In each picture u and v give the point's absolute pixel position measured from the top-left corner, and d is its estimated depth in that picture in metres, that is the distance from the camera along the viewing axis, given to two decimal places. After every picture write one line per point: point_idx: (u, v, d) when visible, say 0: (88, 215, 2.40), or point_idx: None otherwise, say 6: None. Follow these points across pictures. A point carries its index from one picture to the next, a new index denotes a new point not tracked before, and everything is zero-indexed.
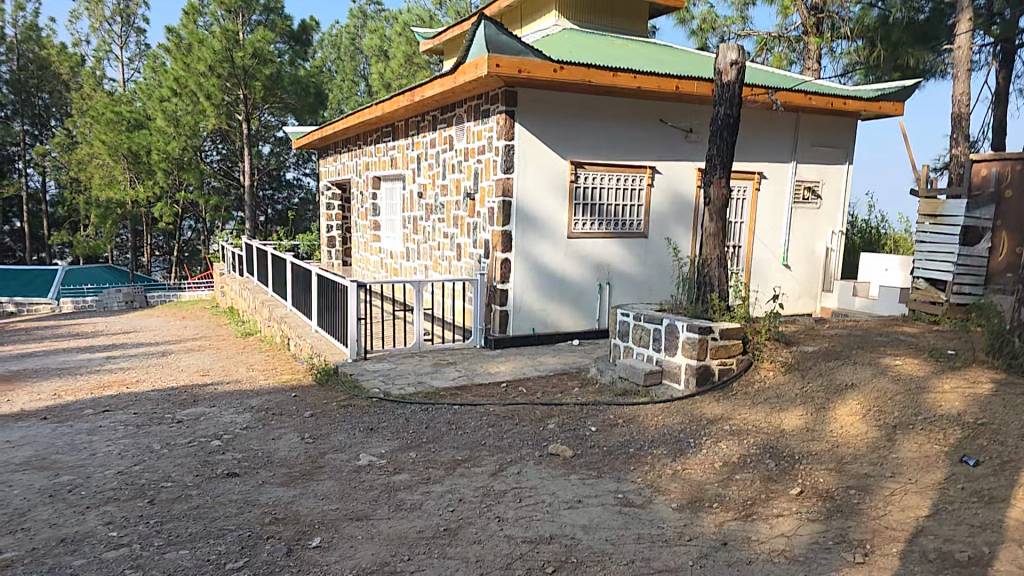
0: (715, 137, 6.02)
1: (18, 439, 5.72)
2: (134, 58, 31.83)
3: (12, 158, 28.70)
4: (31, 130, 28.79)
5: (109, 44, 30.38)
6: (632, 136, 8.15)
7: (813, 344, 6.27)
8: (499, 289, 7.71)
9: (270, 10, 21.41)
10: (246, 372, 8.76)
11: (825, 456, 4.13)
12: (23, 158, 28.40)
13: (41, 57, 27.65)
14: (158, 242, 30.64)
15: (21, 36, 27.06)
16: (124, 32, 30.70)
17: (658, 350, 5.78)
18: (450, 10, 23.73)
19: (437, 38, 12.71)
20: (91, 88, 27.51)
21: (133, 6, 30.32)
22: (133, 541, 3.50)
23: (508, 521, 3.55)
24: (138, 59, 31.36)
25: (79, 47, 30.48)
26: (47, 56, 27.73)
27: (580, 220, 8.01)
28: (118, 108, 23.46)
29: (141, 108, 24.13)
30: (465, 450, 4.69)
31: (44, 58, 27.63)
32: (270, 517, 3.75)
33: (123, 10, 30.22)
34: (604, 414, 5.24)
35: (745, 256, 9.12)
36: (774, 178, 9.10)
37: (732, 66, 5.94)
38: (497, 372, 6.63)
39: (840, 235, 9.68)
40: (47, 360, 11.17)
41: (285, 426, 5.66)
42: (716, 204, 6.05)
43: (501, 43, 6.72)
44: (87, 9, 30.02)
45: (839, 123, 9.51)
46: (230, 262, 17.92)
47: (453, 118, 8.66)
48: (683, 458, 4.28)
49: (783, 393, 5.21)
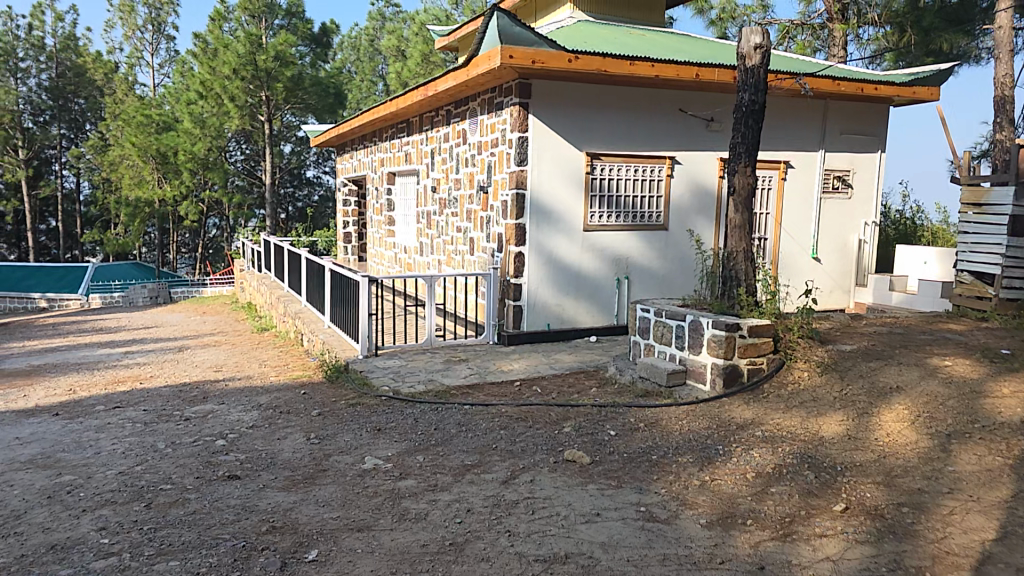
0: (739, 124, 5.66)
1: (25, 436, 5.50)
2: (164, 64, 32.03)
3: (49, 160, 29.02)
4: (67, 134, 28.94)
5: (140, 52, 30.62)
6: (651, 125, 7.77)
7: (851, 342, 5.87)
8: (513, 283, 7.41)
9: (291, 14, 21.46)
10: (258, 368, 8.50)
11: (870, 468, 3.76)
12: (58, 161, 28.73)
13: (78, 65, 27.96)
14: (183, 239, 30.78)
15: (59, 45, 27.51)
16: (156, 40, 30.77)
17: (682, 348, 5.41)
18: (466, 9, 23.38)
19: (452, 35, 12.43)
20: (125, 92, 27.59)
21: (164, 15, 30.40)
22: (123, 550, 3.21)
23: (520, 536, 3.23)
24: (168, 65, 31.59)
25: (112, 55, 30.81)
26: (83, 63, 28.01)
27: (596, 213, 7.66)
28: (148, 111, 23.49)
29: (169, 112, 24.07)
30: (474, 454, 4.39)
31: (80, 66, 27.90)
32: (268, 525, 3.47)
33: (154, 18, 30.30)
34: (624, 417, 4.90)
35: (772, 248, 8.69)
36: (801, 167, 8.69)
37: (756, 50, 5.56)
38: (511, 371, 6.30)
39: (873, 227, 9.21)
40: (68, 355, 11.05)
41: (292, 426, 5.38)
42: (741, 194, 5.67)
43: (514, 34, 6.40)
44: (121, 17, 30.17)
45: (869, 110, 9.04)
46: (250, 258, 17.84)
47: (466, 112, 8.35)
48: (711, 468, 3.93)
49: (820, 397, 4.84)
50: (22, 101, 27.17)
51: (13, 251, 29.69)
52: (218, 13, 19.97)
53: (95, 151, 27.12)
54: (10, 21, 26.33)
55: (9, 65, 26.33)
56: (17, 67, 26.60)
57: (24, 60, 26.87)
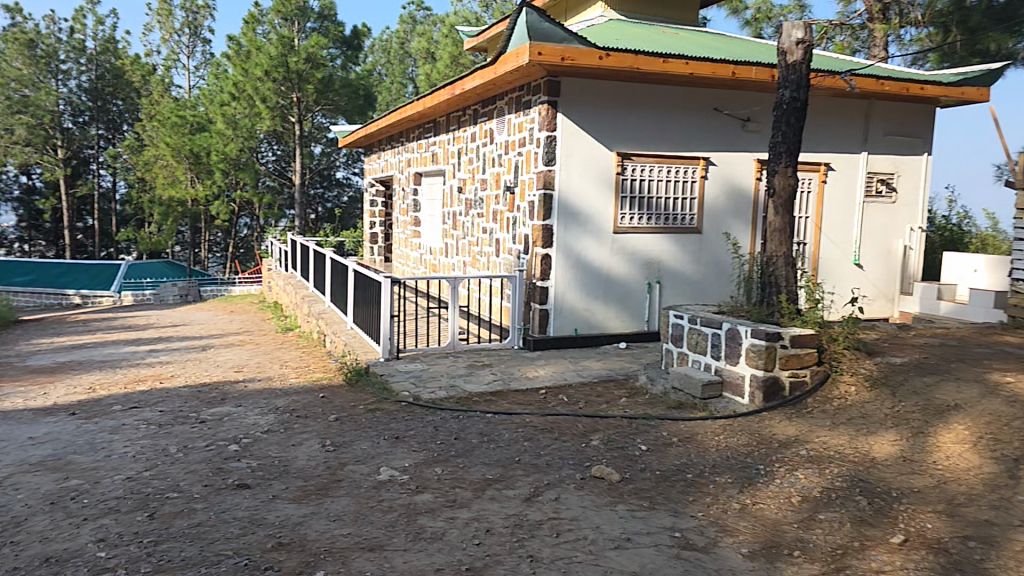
0: (779, 123, 5.33)
1: (39, 436, 5.39)
2: (200, 66, 32.46)
3: (86, 159, 29.50)
4: (105, 134, 29.44)
5: (176, 54, 31.06)
6: (684, 125, 7.46)
7: (901, 355, 5.49)
8: (539, 286, 7.15)
9: (322, 17, 21.69)
10: (279, 369, 8.34)
11: (931, 495, 3.42)
12: (95, 160, 29.22)
13: (117, 67, 28.45)
14: (215, 238, 31.09)
15: (99, 48, 28.05)
16: (192, 43, 31.15)
17: (718, 357, 5.08)
18: (496, 11, 23.27)
19: (480, 35, 12.17)
20: (162, 93, 27.89)
21: (201, 17, 30.75)
22: (120, 565, 3.03)
23: (542, 562, 2.96)
24: (204, 67, 31.98)
25: (150, 57, 31.34)
26: (122, 66, 28.51)
27: (627, 215, 7.37)
28: (182, 112, 23.74)
29: (203, 113, 24.32)
30: (496, 467, 4.14)
31: (118, 68, 28.42)
32: (274, 542, 3.25)
33: (190, 21, 30.68)
34: (656, 430, 4.60)
35: (812, 254, 8.28)
36: (842, 170, 8.29)
37: (798, 46, 5.24)
38: (535, 378, 6.03)
39: (920, 233, 8.74)
40: (94, 352, 11.02)
41: (309, 431, 5.19)
42: (781, 196, 5.33)
43: (543, 30, 6.14)
44: (159, 21, 30.61)
45: (914, 111, 8.62)
46: (278, 258, 17.87)
47: (494, 111, 8.11)
48: (752, 490, 3.62)
49: (869, 414, 4.50)
50: (62, 102, 27.73)
51: (50, 248, 30.19)
52: (252, 15, 20.12)
53: (131, 151, 27.52)
54: (52, 24, 26.87)
55: (49, 67, 26.90)
56: (58, 69, 27.16)
57: (65, 62, 27.46)
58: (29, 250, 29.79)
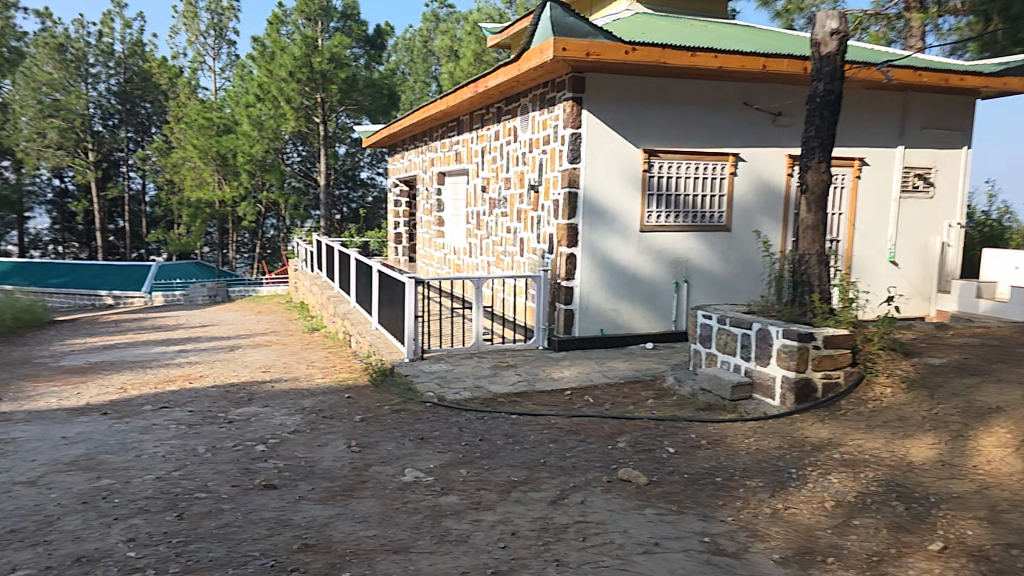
0: (812, 116, 5.21)
1: (72, 435, 5.48)
2: (225, 68, 32.92)
3: (117, 162, 30.07)
4: (134, 137, 30.00)
5: (202, 56, 31.54)
6: (712, 121, 7.35)
7: (940, 356, 5.33)
8: (564, 286, 7.10)
9: (346, 17, 21.87)
10: (306, 369, 8.40)
11: (971, 501, 3.31)
12: (125, 163, 29.79)
13: (144, 70, 28.96)
14: (242, 239, 31.51)
15: (127, 51, 28.57)
16: (217, 45, 31.61)
17: (748, 358, 5.00)
18: (519, 8, 23.23)
19: (505, 32, 12.14)
20: (189, 95, 28.28)
21: (226, 19, 31.17)
22: (149, 565, 3.05)
23: (569, 566, 2.92)
24: (229, 69, 32.42)
25: (176, 60, 31.85)
26: (149, 69, 29.00)
27: (653, 213, 7.28)
28: (209, 114, 24.06)
29: (230, 115, 24.63)
30: (522, 469, 4.10)
31: (146, 71, 28.93)
32: (300, 543, 3.25)
33: (216, 23, 31.10)
34: (684, 433, 4.53)
35: (845, 252, 8.12)
36: (877, 165, 8.11)
37: (832, 37, 5.12)
38: (561, 378, 5.99)
39: (958, 229, 8.54)
40: (125, 353, 11.20)
41: (335, 432, 5.20)
42: (814, 192, 5.20)
43: (568, 25, 6.09)
44: (185, 23, 31.10)
45: (953, 103, 8.40)
46: (304, 258, 18.03)
47: (518, 108, 8.07)
48: (783, 494, 3.54)
49: (906, 417, 4.38)
50: (92, 105, 28.32)
51: (83, 250, 30.87)
52: (276, 16, 20.32)
53: (160, 154, 27.98)
54: (81, 29, 27.44)
55: (80, 72, 27.49)
56: (87, 72, 27.72)
57: (94, 66, 28.05)
58: (62, 251, 30.49)
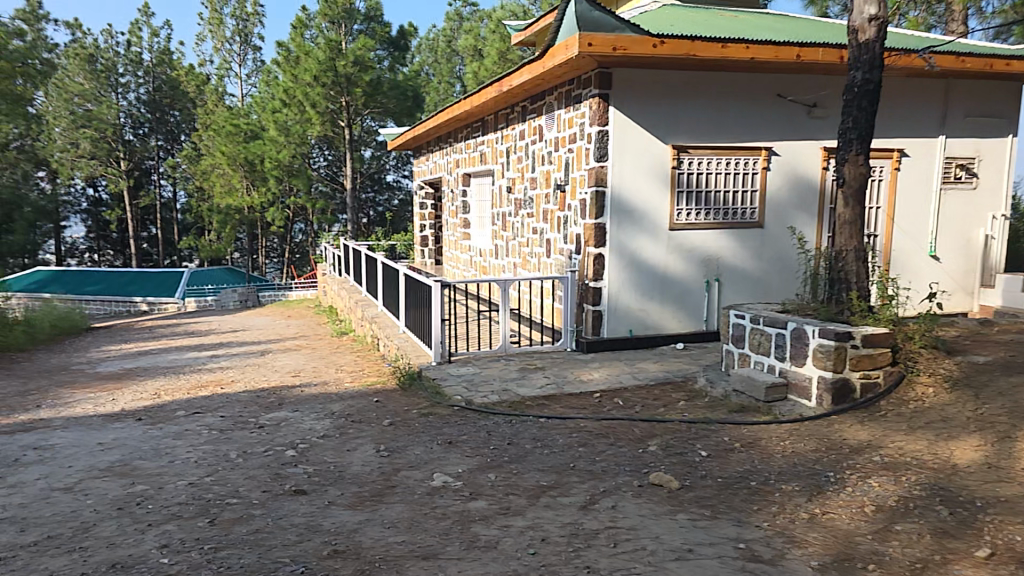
0: (850, 107, 5.08)
1: (108, 441, 5.57)
2: (251, 74, 33.40)
3: (148, 171, 30.67)
4: (164, 145, 30.58)
5: (228, 62, 32.03)
6: (744, 114, 7.22)
7: (985, 354, 5.15)
8: (592, 287, 7.03)
9: (369, 18, 22.04)
10: (334, 374, 8.45)
11: (1020, 505, 3.18)
12: (157, 171, 30.38)
13: (173, 78, 29.46)
14: (272, 243, 31.96)
15: (155, 60, 29.11)
16: (243, 51, 32.08)
17: (782, 359, 4.89)
18: (543, 5, 23.18)
19: (529, 30, 12.10)
20: (216, 102, 28.69)
21: (250, 25, 31.60)
22: (181, 572, 3.07)
23: (600, 573, 2.87)
24: (255, 74, 32.84)
25: (203, 67, 32.39)
26: (177, 76, 29.51)
27: (683, 210, 7.18)
28: (237, 121, 24.36)
29: (257, 121, 24.95)
30: (551, 474, 4.05)
31: (174, 79, 29.43)
32: (330, 549, 3.24)
33: (241, 29, 31.56)
34: (717, 435, 4.44)
35: (884, 247, 7.92)
36: (916, 156, 7.89)
37: (871, 23, 4.97)
38: (589, 381, 5.93)
39: (1003, 221, 8.26)
40: (158, 359, 11.39)
41: (364, 436, 5.21)
42: (852, 185, 5.06)
43: (593, 20, 6.04)
44: (211, 30, 31.63)
45: (996, 90, 8.14)
46: (332, 262, 18.19)
47: (543, 107, 8.02)
48: (821, 499, 3.44)
49: (949, 417, 4.24)
50: (123, 114, 28.92)
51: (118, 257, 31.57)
52: (300, 21, 20.54)
53: (189, 161, 28.46)
54: (110, 39, 28.06)
55: (110, 81, 28.09)
56: (117, 82, 28.32)
57: (124, 75, 28.63)
58: (98, 259, 31.21)
